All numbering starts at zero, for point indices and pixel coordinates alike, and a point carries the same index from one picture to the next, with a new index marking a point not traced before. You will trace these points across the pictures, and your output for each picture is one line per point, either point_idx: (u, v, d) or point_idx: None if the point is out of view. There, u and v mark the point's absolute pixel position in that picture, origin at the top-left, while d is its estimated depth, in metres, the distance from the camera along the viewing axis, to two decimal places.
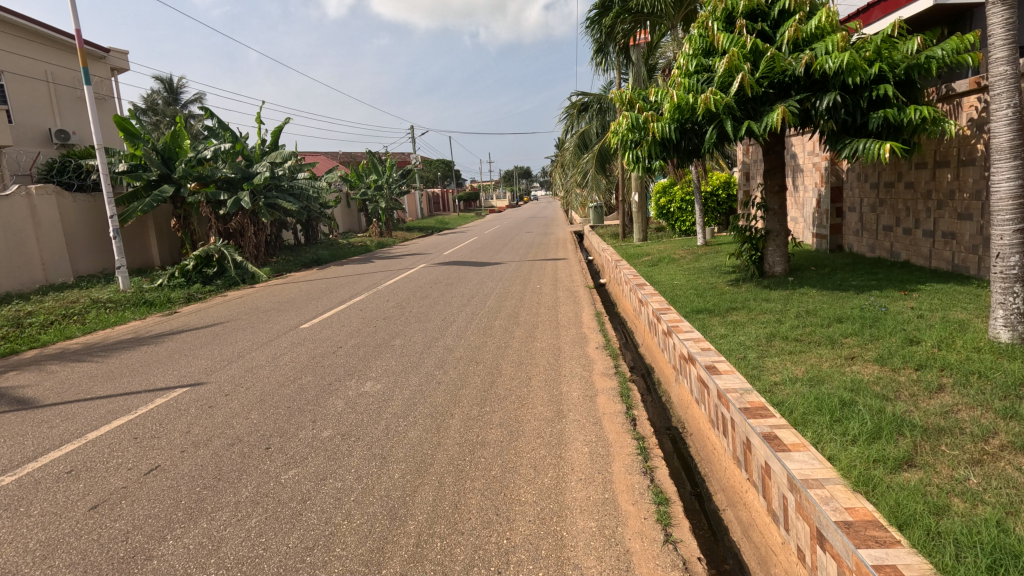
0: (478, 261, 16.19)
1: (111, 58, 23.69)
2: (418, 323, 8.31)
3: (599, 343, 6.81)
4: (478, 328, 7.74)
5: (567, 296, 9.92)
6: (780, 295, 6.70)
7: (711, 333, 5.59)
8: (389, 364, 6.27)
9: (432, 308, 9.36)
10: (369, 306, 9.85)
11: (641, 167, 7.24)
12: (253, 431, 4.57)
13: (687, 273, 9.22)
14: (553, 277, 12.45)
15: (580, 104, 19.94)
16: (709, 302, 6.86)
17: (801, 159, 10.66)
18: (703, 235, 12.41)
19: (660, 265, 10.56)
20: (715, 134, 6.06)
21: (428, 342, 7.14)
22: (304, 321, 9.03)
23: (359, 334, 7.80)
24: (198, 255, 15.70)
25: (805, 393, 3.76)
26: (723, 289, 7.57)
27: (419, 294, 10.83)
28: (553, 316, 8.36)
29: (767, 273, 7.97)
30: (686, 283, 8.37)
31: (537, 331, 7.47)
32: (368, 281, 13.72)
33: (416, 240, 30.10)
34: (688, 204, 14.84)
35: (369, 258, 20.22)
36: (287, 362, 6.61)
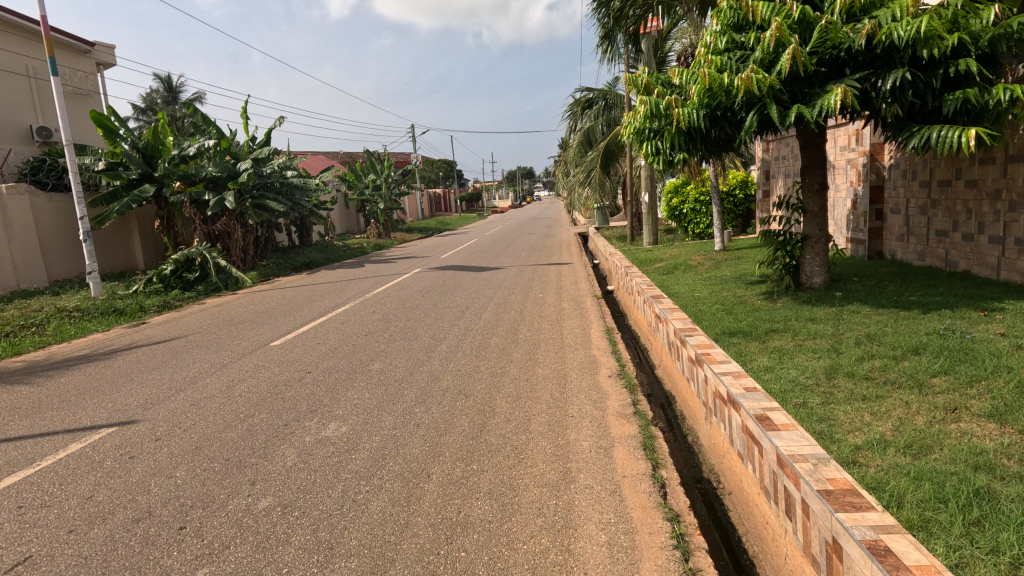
0: (477, 265, 15.17)
1: (96, 53, 22.84)
2: (403, 342, 7.27)
3: (612, 370, 5.76)
4: (470, 350, 6.70)
5: (572, 308, 8.86)
6: (826, 313, 5.65)
7: (752, 365, 4.54)
8: (361, 397, 5.25)
9: (421, 322, 8.32)
10: (352, 319, 8.81)
11: (660, 162, 6.18)
12: (172, 499, 3.55)
13: (708, 283, 8.15)
14: (557, 284, 11.41)
15: (584, 100, 19.08)
16: (742, 322, 5.80)
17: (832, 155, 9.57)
18: (721, 239, 11.34)
19: (676, 272, 9.50)
20: (755, 122, 5.00)
21: (411, 367, 6.10)
22: (276, 337, 8.00)
23: (334, 355, 6.77)
24: (178, 258, 14.74)
25: (910, 470, 2.71)
26: (754, 305, 6.51)
27: (408, 305, 9.78)
28: (557, 333, 7.31)
29: (804, 285, 6.92)
30: (709, 296, 7.30)
31: (537, 354, 6.42)
32: (357, 288, 12.71)
33: (415, 242, 29.15)
34: (702, 205, 13.79)
35: (362, 262, 19.21)
36: (243, 392, 5.58)
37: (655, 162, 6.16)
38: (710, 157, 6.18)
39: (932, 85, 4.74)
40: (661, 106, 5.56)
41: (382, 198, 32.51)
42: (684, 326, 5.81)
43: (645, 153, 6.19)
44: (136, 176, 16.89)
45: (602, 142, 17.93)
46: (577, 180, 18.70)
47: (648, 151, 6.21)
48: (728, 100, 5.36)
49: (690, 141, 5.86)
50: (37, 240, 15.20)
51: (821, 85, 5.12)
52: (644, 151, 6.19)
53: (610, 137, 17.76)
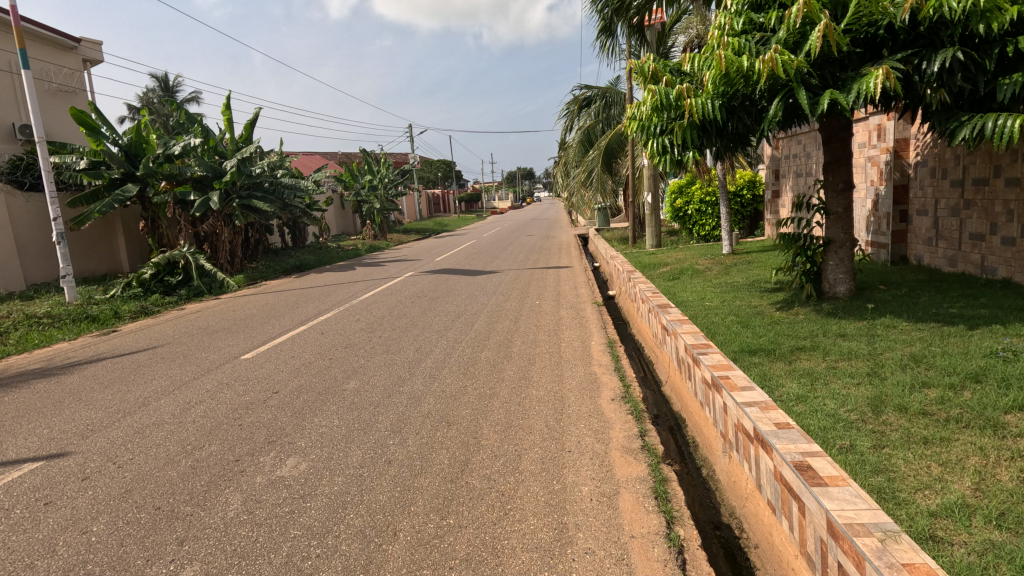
0: (472, 269, 14.51)
1: (82, 49, 22.19)
2: (385, 356, 6.61)
3: (615, 392, 5.09)
4: (458, 366, 6.03)
5: (571, 317, 8.19)
6: (858, 328, 4.99)
7: (781, 393, 3.88)
8: (329, 424, 4.59)
9: (407, 333, 7.66)
10: (333, 329, 8.15)
11: (668, 161, 5.53)
12: (77, 566, 2.88)
13: (719, 291, 7.49)
14: (555, 289, 10.77)
15: (582, 98, 18.45)
16: (762, 336, 5.15)
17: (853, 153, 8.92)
18: (729, 241, 10.68)
19: (682, 278, 8.85)
20: (779, 114, 4.34)
21: (390, 387, 5.43)
22: (247, 349, 7.33)
23: (307, 372, 6.09)
24: (158, 261, 14.08)
25: (1016, 557, 2.06)
26: (773, 316, 5.85)
27: (395, 313, 9.12)
28: (554, 346, 6.65)
29: (826, 294, 6.27)
30: (721, 306, 6.63)
31: (531, 371, 5.75)
32: (344, 293, 12.06)
33: (411, 244, 28.54)
34: (708, 206, 13.15)
35: (354, 265, 18.57)
36: (197, 417, 4.92)
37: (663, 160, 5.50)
38: (724, 154, 5.52)
39: (986, 68, 4.07)
40: (670, 98, 4.90)
41: (379, 198, 31.88)
42: (696, 342, 5.18)
43: (651, 151, 5.53)
44: (119, 176, 16.27)
45: (603, 140, 17.36)
46: (576, 180, 18.06)
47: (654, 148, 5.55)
48: (746, 89, 4.71)
49: (702, 137, 5.21)
50: (13, 242, 14.55)
51: (854, 70, 4.47)
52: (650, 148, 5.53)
53: (611, 134, 17.17)
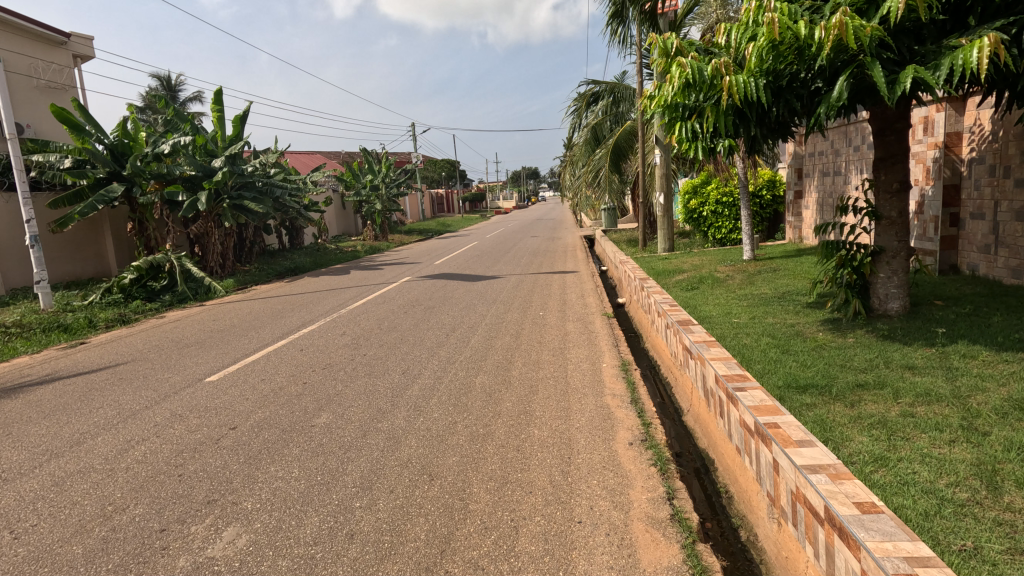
0: (472, 274, 13.70)
1: (72, 44, 21.50)
2: (367, 381, 5.79)
3: (634, 433, 4.26)
4: (449, 396, 5.20)
5: (578, 333, 7.35)
6: (927, 358, 4.12)
7: (851, 452, 3.03)
8: (287, 476, 3.78)
9: (395, 351, 6.83)
10: (314, 345, 7.35)
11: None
12: None
13: (747, 305, 6.63)
14: (562, 298, 9.94)
15: (590, 95, 17.52)
16: (810, 367, 4.30)
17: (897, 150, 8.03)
18: (750, 247, 9.81)
19: (702, 288, 8.01)
20: (845, 95, 3.51)
21: (366, 424, 4.60)
22: (216, 369, 6.52)
23: (274, 401, 5.28)
24: (141, 265, 13.30)
25: None
26: (816, 338, 5.00)
27: (384, 326, 8.29)
28: (560, 370, 5.82)
29: (876, 312, 5.40)
30: (752, 324, 5.77)
31: (532, 404, 4.91)
32: (335, 301, 11.27)
33: (413, 246, 27.80)
34: (724, 208, 12.29)
35: (350, 269, 17.79)
36: (133, 462, 4.11)
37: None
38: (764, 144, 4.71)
39: None
40: (706, 74, 4.12)
41: (380, 199, 31.16)
42: (730, 373, 4.35)
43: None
44: (104, 175, 15.53)
45: (611, 139, 16.71)
46: (582, 180, 17.28)
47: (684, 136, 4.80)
48: (800, 65, 3.90)
49: (741, 123, 4.42)
50: None
51: (935, 42, 3.64)
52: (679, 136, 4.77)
53: (619, 133, 16.52)
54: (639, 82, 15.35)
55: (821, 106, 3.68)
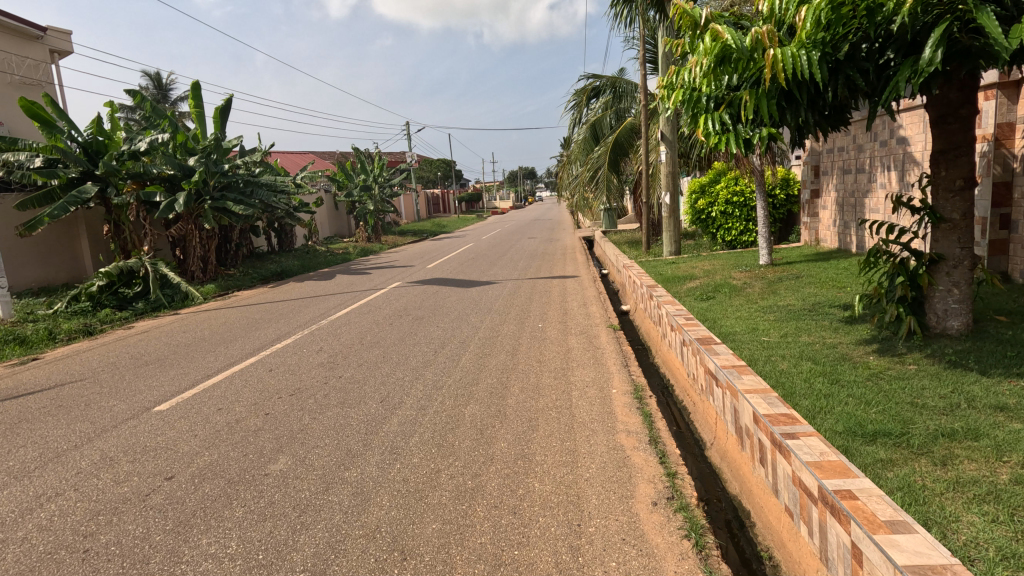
0: (466, 278, 12.89)
1: (49, 38, 20.54)
2: (339, 412, 4.98)
3: (658, 489, 3.46)
4: (432, 434, 4.39)
5: (582, 349, 6.56)
6: (1020, 396, 3.34)
7: (965, 542, 2.26)
8: (219, 554, 2.96)
9: (375, 373, 6.02)
10: (286, 364, 6.54)
11: (734, 144, 4.05)
12: None
13: (774, 319, 5.85)
14: (563, 306, 9.15)
15: (590, 89, 16.70)
16: (871, 404, 3.52)
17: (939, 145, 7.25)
18: (766, 252, 9.02)
19: (718, 298, 7.22)
20: (941, 56, 2.78)
21: (329, 474, 3.79)
22: (170, 395, 5.71)
23: (227, 438, 4.48)
24: (111, 272, 12.33)
25: None
26: (868, 364, 4.21)
27: (367, 340, 7.47)
28: (562, 398, 5.03)
29: (933, 331, 4.60)
30: (785, 343, 5.00)
31: (532, 446, 4.10)
32: (317, 309, 10.45)
33: (408, 247, 27.02)
34: (734, 208, 11.52)
35: (338, 273, 16.97)
36: (34, 530, 3.29)
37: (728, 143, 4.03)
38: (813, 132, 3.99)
39: None
40: (746, 48, 3.40)
41: (372, 199, 30.36)
42: (773, 413, 3.57)
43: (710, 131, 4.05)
44: (76, 175, 14.64)
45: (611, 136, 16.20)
46: (580, 179, 16.52)
47: (712, 128, 4.09)
48: (868, 28, 3.17)
49: (788, 108, 3.69)
50: None
51: None
52: (708, 127, 4.06)
53: (619, 129, 16.05)
54: (642, 76, 14.57)
55: (906, 75, 2.94)
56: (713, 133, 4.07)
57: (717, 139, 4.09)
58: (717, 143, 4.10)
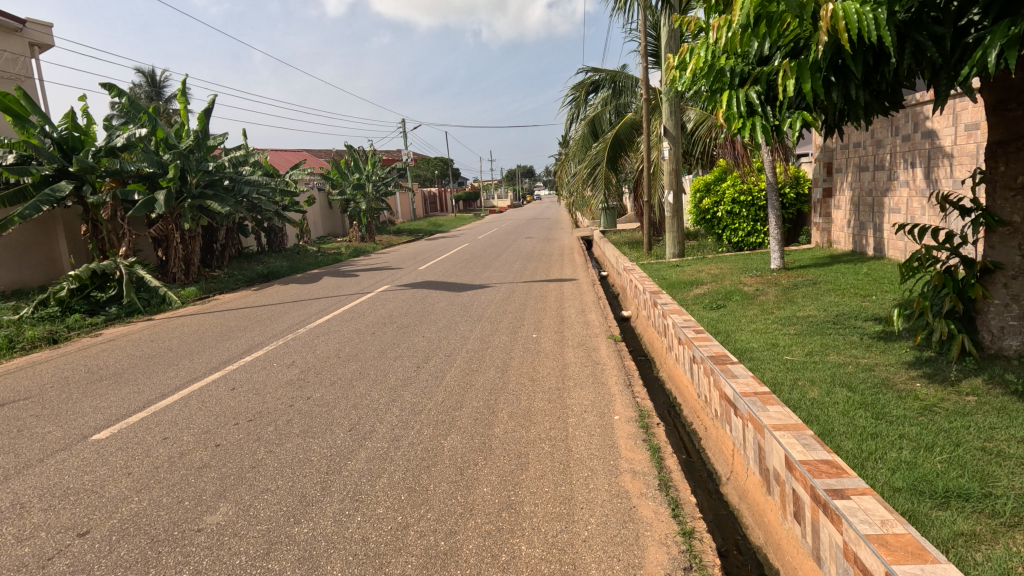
0: (459, 282, 12.24)
1: (28, 31, 19.80)
2: (300, 444, 4.33)
3: (672, 556, 2.81)
4: (402, 475, 3.74)
5: (580, 365, 5.92)
6: None
7: None
8: None
9: (348, 393, 5.38)
10: (252, 382, 5.89)
11: (764, 128, 3.49)
12: None
13: (794, 333, 5.23)
14: (560, 314, 8.51)
15: (589, 83, 16.03)
16: (933, 450, 2.88)
17: (972, 139, 6.62)
18: (778, 255, 8.37)
19: (729, 306, 6.60)
20: None
21: (273, 530, 3.14)
22: (115, 419, 5.05)
23: (164, 479, 3.82)
24: (81, 275, 11.64)
25: None
26: (916, 393, 3.57)
27: (345, 353, 6.82)
28: (557, 426, 4.38)
29: (988, 352, 3.96)
30: (812, 364, 4.38)
31: (521, 492, 3.45)
32: (298, 315, 9.79)
33: (403, 247, 26.38)
34: (740, 207, 10.88)
35: (326, 275, 16.30)
36: None
37: (757, 127, 3.48)
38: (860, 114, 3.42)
39: None
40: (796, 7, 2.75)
41: (365, 197, 29.66)
42: (810, 458, 2.92)
43: (735, 113, 3.50)
44: (51, 172, 13.96)
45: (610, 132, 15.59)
46: (578, 177, 15.86)
47: (737, 108, 3.52)
48: None
49: (836, 83, 3.11)
50: None
51: None
52: (733, 108, 3.50)
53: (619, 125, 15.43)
54: (643, 69, 13.93)
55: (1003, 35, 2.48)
56: (739, 115, 3.50)
57: (742, 122, 3.54)
58: (743, 127, 3.54)
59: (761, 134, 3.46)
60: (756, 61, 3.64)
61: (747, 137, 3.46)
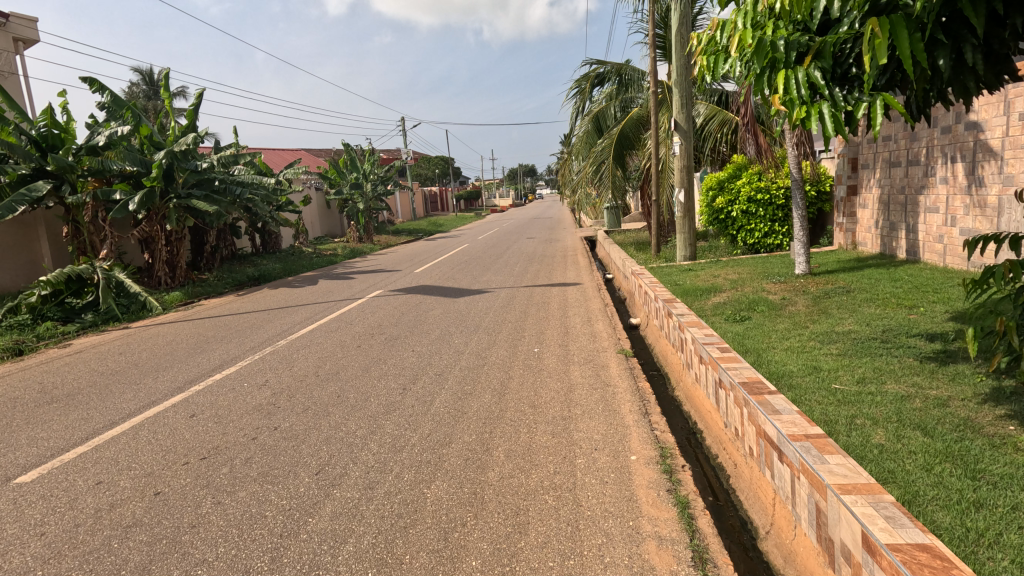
0: (456, 286, 11.53)
1: (12, 25, 19.09)
2: (255, 491, 3.62)
3: None
4: (372, 541, 3.03)
5: (588, 387, 5.22)
6: None
7: None
8: None
9: (321, 423, 4.66)
10: (216, 407, 5.18)
11: (831, 115, 2.83)
12: None
13: (838, 354, 4.51)
14: (564, 323, 7.79)
15: (594, 76, 15.28)
16: None
17: None
18: (803, 259, 7.63)
19: (754, 319, 5.88)
20: None
21: None
22: (49, 456, 4.33)
23: (81, 544, 3.11)
24: (54, 279, 10.83)
25: None
26: (1015, 443, 2.86)
27: (325, 371, 6.11)
28: (564, 472, 3.67)
29: None
30: (869, 396, 3.66)
31: (518, 569, 2.74)
32: (282, 324, 9.08)
33: (401, 248, 25.69)
34: (757, 207, 10.15)
35: (319, 278, 15.59)
36: None
37: (825, 112, 2.83)
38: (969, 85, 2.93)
39: None
40: None
41: (363, 197, 28.95)
42: (899, 541, 2.21)
43: (795, 96, 2.86)
44: (28, 171, 13.26)
45: (615, 128, 14.86)
46: (582, 175, 15.13)
47: (797, 90, 2.89)
48: None
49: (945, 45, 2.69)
50: None
51: None
52: (791, 91, 2.87)
53: (625, 121, 14.71)
54: (651, 61, 13.20)
55: None
56: (800, 99, 2.87)
57: (805, 107, 2.89)
58: (806, 114, 2.89)
59: (830, 122, 2.80)
60: (816, 30, 3.08)
61: (810, 126, 2.82)
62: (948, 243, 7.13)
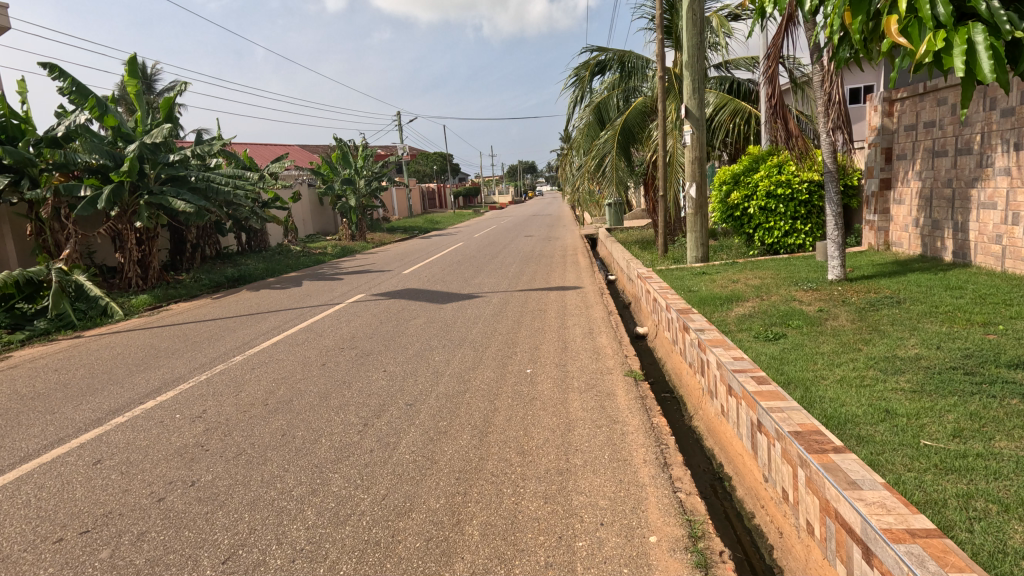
0: (446, 290, 10.53)
1: None
2: None
3: None
4: None
5: (591, 426, 4.22)
6: None
7: None
8: None
9: (250, 477, 3.65)
10: (130, 450, 4.18)
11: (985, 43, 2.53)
12: None
13: (911, 390, 3.52)
14: (563, 337, 6.77)
15: (594, 63, 14.21)
16: None
17: None
18: (838, 264, 6.59)
19: (790, 337, 4.88)
20: None
21: None
22: None
23: None
24: (6, 283, 9.82)
25: None
26: None
27: (275, 400, 5.11)
28: (559, 566, 2.66)
29: None
30: (979, 461, 2.68)
31: None
32: (246, 334, 8.07)
33: (395, 246, 24.68)
34: (778, 202, 9.13)
35: (303, 278, 14.56)
36: None
37: (977, 42, 2.54)
38: None
39: None
40: None
41: (355, 193, 27.88)
42: None
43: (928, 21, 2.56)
44: None
45: (618, 119, 13.84)
46: (583, 170, 14.11)
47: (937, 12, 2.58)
48: None
49: None
50: None
51: None
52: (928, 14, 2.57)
53: (629, 111, 13.70)
54: (658, 47, 12.15)
55: None
56: (937, 24, 2.58)
57: (945, 36, 2.61)
58: (947, 44, 2.63)
59: (986, 53, 2.51)
60: None
61: (960, 63, 2.53)
62: (1008, 244, 6.14)
